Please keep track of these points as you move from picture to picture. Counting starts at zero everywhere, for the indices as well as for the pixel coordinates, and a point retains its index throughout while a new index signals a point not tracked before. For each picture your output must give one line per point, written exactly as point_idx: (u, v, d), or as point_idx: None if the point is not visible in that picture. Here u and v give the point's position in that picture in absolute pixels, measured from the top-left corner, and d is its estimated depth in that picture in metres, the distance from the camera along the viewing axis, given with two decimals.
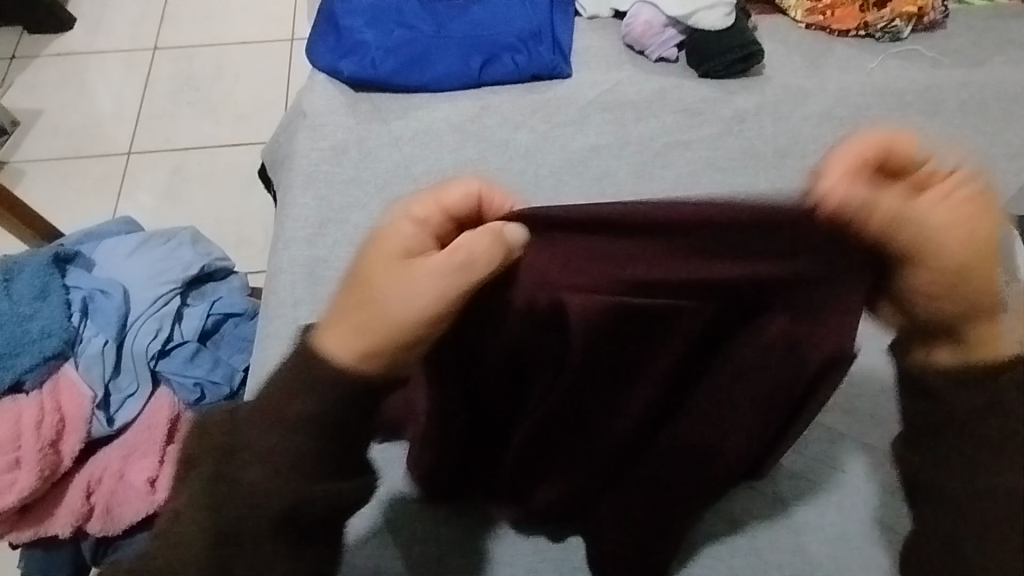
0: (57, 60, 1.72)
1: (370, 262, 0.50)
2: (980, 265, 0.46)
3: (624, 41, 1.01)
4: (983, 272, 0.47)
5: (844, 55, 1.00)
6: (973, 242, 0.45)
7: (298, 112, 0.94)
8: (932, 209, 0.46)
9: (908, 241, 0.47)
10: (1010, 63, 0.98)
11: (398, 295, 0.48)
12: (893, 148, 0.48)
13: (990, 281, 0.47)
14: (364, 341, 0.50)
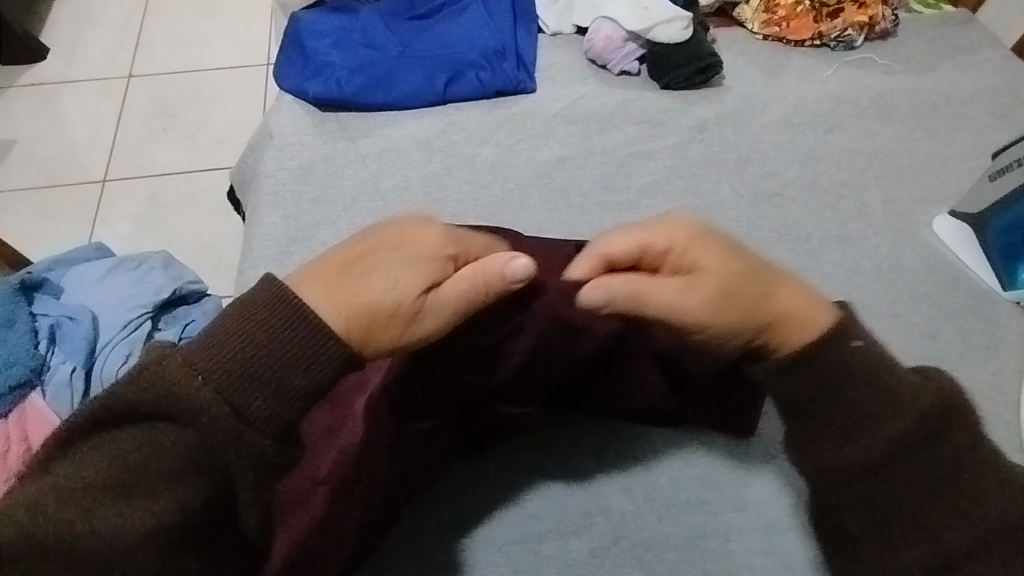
0: (30, 90, 1.71)
1: (401, 230, 0.56)
2: (728, 291, 0.56)
3: (588, 56, 1.03)
4: (766, 284, 0.57)
5: (801, 64, 1.03)
6: (727, 260, 0.57)
7: (265, 133, 0.94)
8: (710, 260, 0.57)
9: (781, 282, 0.58)
10: (959, 67, 1.01)
11: (385, 264, 0.54)
12: (664, 234, 0.58)
13: (777, 297, 0.57)
14: (335, 298, 0.52)
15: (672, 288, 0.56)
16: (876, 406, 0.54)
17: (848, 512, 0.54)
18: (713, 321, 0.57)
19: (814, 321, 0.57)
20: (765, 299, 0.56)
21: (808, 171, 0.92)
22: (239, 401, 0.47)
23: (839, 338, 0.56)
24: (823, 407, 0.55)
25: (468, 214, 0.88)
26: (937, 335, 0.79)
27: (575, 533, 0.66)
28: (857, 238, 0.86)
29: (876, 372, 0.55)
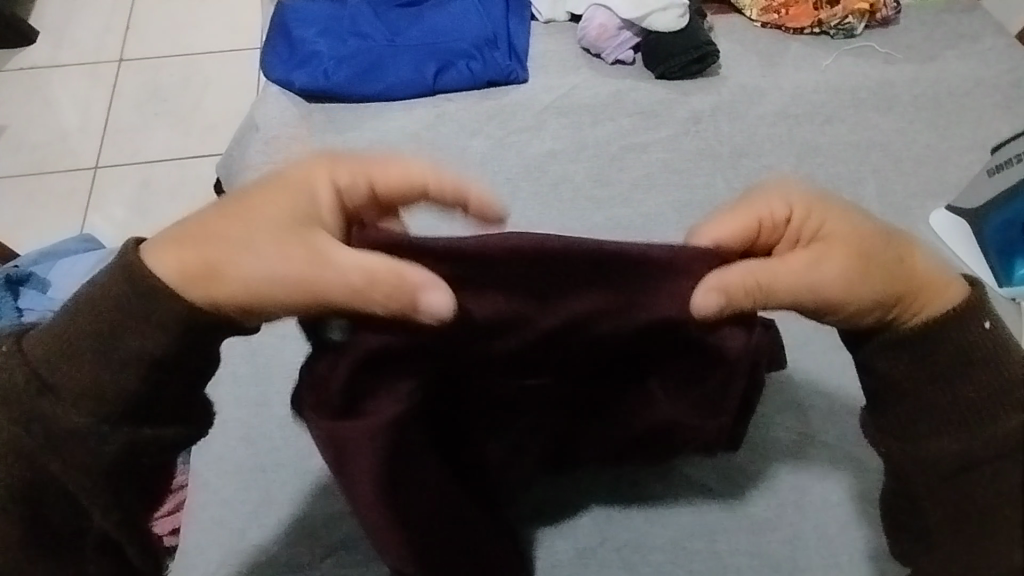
0: (20, 74, 1.68)
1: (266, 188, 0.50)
2: (860, 263, 0.48)
3: (581, 45, 1.00)
4: (885, 263, 0.49)
5: (800, 52, 1.00)
6: (852, 236, 0.49)
7: (251, 124, 0.92)
8: (849, 226, 0.49)
9: (912, 250, 0.51)
10: (962, 57, 0.99)
11: (263, 221, 0.47)
12: (780, 202, 0.51)
13: (897, 269, 0.49)
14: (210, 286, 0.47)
15: (799, 261, 0.48)
16: (980, 402, 0.47)
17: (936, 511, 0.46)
18: (852, 296, 0.48)
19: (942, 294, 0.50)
20: (905, 265, 0.49)
21: (804, 164, 0.90)
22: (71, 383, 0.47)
23: (969, 317, 0.49)
24: (955, 391, 0.47)
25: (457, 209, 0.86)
26: None
27: (559, 533, 0.66)
28: None
29: (987, 361, 0.48)
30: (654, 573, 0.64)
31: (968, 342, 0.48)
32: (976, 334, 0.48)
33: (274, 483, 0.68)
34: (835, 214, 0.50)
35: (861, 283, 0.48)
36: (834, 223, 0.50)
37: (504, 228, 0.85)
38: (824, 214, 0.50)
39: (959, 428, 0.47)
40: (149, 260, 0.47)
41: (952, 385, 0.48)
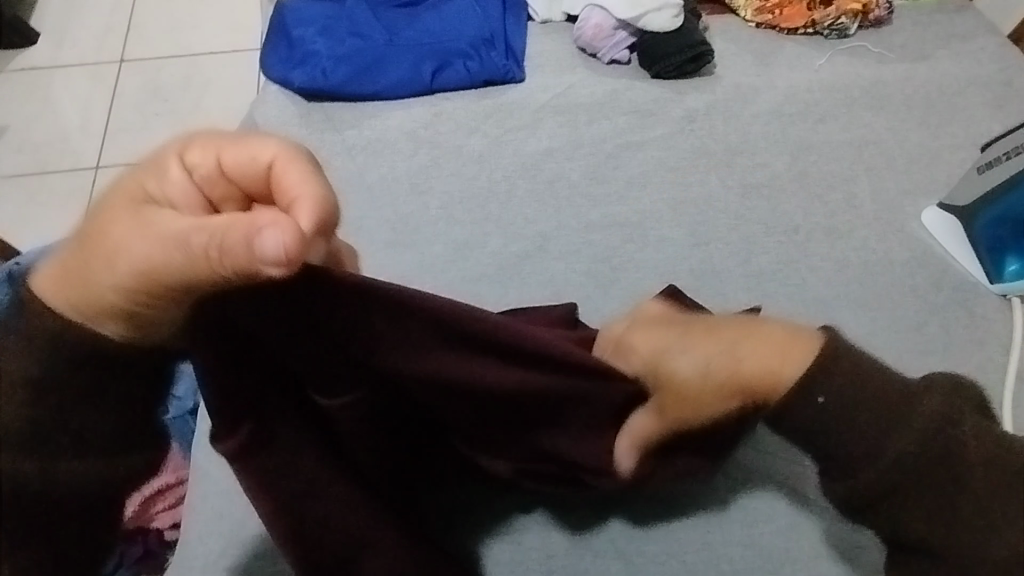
0: (22, 75, 1.70)
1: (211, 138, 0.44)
2: (704, 367, 0.56)
3: (577, 44, 1.01)
4: (745, 333, 0.56)
5: (794, 52, 1.01)
6: (701, 347, 0.57)
7: (251, 123, 0.93)
8: (687, 366, 0.58)
9: (755, 326, 0.56)
10: (954, 56, 1.00)
11: (120, 200, 0.42)
12: (646, 335, 0.62)
13: (743, 351, 0.55)
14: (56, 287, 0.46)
15: (642, 387, 0.61)
16: (871, 427, 0.54)
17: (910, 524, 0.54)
18: (703, 397, 0.57)
19: (800, 350, 0.55)
20: (735, 357, 0.55)
21: (797, 163, 0.91)
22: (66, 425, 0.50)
23: (815, 378, 0.54)
24: (855, 413, 0.54)
25: (454, 207, 0.87)
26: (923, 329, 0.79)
27: (556, 525, 0.67)
28: (845, 231, 0.86)
29: (863, 395, 0.54)
30: (648, 563, 0.65)
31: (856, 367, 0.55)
32: (822, 397, 0.54)
33: None
34: (667, 363, 0.59)
35: (692, 404, 0.58)
36: (675, 356, 0.59)
37: (500, 225, 0.86)
38: (655, 363, 0.60)
39: (870, 450, 0.54)
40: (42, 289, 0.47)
41: (809, 417, 0.55)
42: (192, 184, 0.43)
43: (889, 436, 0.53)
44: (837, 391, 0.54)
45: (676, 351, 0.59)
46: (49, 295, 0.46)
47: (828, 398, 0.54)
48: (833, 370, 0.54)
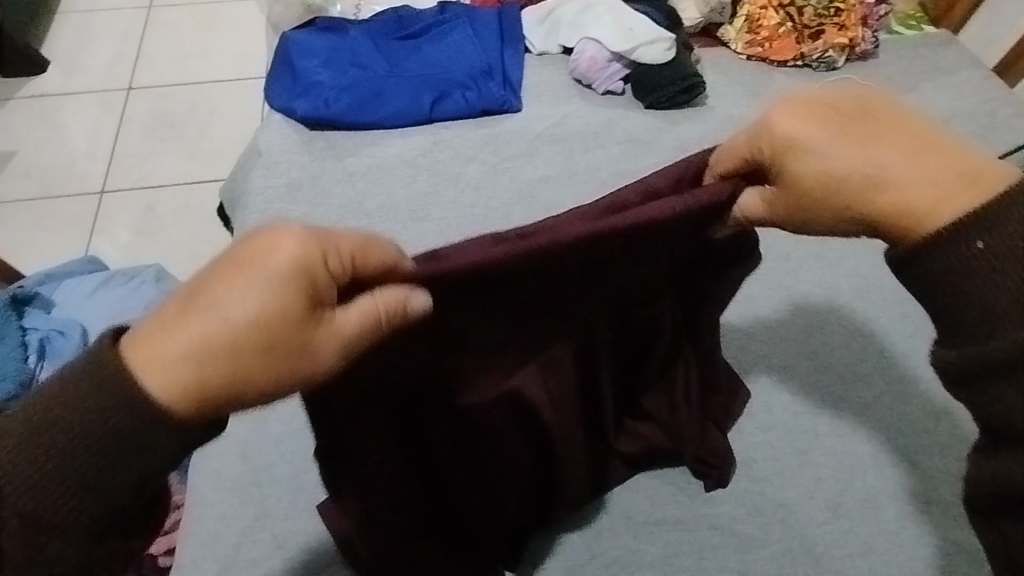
0: (32, 102, 1.73)
1: (251, 241, 0.39)
2: (847, 120, 0.45)
3: (573, 76, 1.04)
4: (888, 133, 0.44)
5: (783, 84, 1.04)
6: (831, 108, 0.45)
7: (254, 150, 0.96)
8: (830, 161, 0.44)
9: (903, 124, 0.44)
10: (939, 89, 1.03)
11: (237, 310, 0.37)
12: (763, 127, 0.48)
13: (880, 148, 0.43)
14: (161, 363, 0.37)
15: (785, 139, 0.46)
16: (989, 304, 0.38)
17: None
18: (849, 166, 0.44)
19: (969, 186, 0.41)
20: (863, 198, 0.44)
21: None
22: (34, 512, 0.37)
23: (992, 216, 0.39)
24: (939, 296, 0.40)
25: (452, 232, 0.89)
26: (912, 354, 0.81)
27: (551, 551, 0.68)
28: (834, 258, 0.89)
29: (1017, 265, 0.37)
30: None
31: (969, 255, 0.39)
32: (973, 254, 0.39)
33: (268, 498, 0.70)
34: (796, 154, 0.45)
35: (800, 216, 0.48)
36: (793, 112, 0.46)
37: None
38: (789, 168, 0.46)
39: (982, 315, 0.39)
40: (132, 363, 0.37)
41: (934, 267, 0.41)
42: (277, 288, 0.38)
43: (974, 290, 0.39)
44: (1006, 237, 0.38)
45: (810, 99, 0.46)
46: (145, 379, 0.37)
47: (972, 260, 0.39)
48: (981, 235, 0.39)
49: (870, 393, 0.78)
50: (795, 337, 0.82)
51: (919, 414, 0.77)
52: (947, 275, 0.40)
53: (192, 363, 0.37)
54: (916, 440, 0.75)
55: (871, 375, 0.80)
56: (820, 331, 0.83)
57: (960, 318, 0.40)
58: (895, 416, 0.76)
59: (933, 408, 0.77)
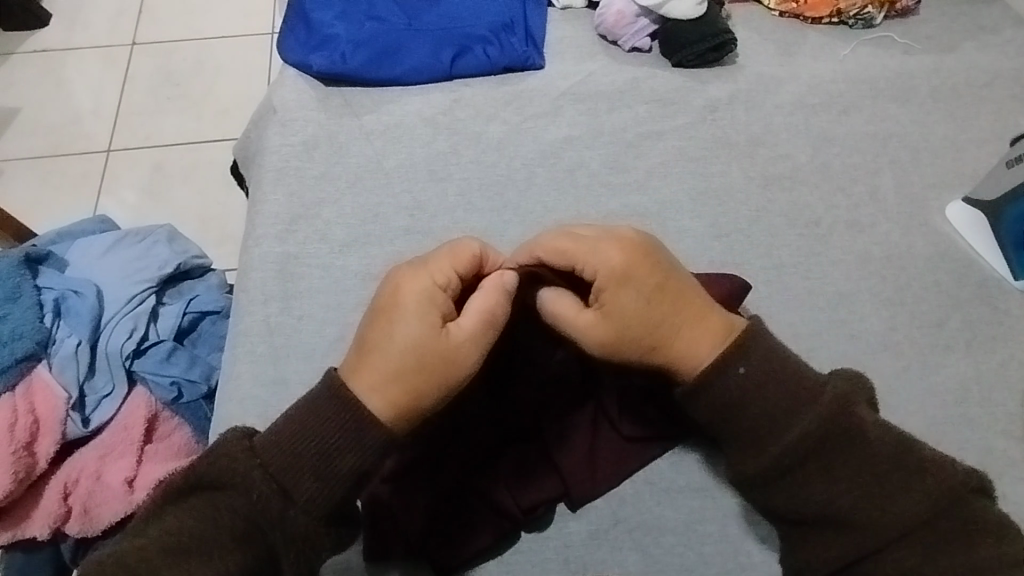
0: (34, 57, 1.69)
1: (388, 300, 0.61)
2: (648, 286, 0.62)
3: (598, 31, 1.00)
4: (681, 303, 0.62)
5: (818, 42, 0.99)
6: (646, 283, 0.62)
7: (268, 107, 0.93)
8: (626, 299, 0.61)
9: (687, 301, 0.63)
10: (982, 48, 0.98)
11: (393, 352, 0.59)
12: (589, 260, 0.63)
13: (682, 326, 0.62)
14: (372, 382, 0.59)
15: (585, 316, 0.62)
16: (761, 417, 0.59)
17: (816, 489, 0.58)
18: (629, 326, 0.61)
19: (719, 341, 0.62)
20: (665, 334, 0.61)
21: (820, 154, 0.90)
22: (289, 487, 0.57)
23: (732, 361, 0.60)
24: (751, 418, 0.60)
25: (474, 194, 0.87)
26: (944, 324, 0.79)
27: (574, 514, 0.69)
28: (868, 224, 0.86)
29: (767, 383, 0.60)
30: (665, 555, 0.67)
31: (754, 374, 0.60)
32: (739, 374, 0.60)
33: None
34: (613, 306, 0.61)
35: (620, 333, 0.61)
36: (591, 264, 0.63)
37: (518, 213, 0.86)
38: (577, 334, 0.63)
39: (794, 440, 0.58)
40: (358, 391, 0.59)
41: (725, 394, 0.60)
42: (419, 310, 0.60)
43: (780, 434, 0.59)
44: (764, 352, 0.61)
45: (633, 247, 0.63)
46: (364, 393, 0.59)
47: (740, 377, 0.60)
48: (742, 364, 0.60)
49: (900, 364, 0.77)
50: (822, 306, 0.80)
51: (948, 385, 0.76)
52: (734, 392, 0.60)
53: (383, 390, 0.58)
54: (944, 411, 0.74)
55: (901, 345, 0.78)
56: (849, 300, 0.81)
57: (751, 431, 0.60)
58: (922, 388, 0.76)
59: (962, 379, 0.76)
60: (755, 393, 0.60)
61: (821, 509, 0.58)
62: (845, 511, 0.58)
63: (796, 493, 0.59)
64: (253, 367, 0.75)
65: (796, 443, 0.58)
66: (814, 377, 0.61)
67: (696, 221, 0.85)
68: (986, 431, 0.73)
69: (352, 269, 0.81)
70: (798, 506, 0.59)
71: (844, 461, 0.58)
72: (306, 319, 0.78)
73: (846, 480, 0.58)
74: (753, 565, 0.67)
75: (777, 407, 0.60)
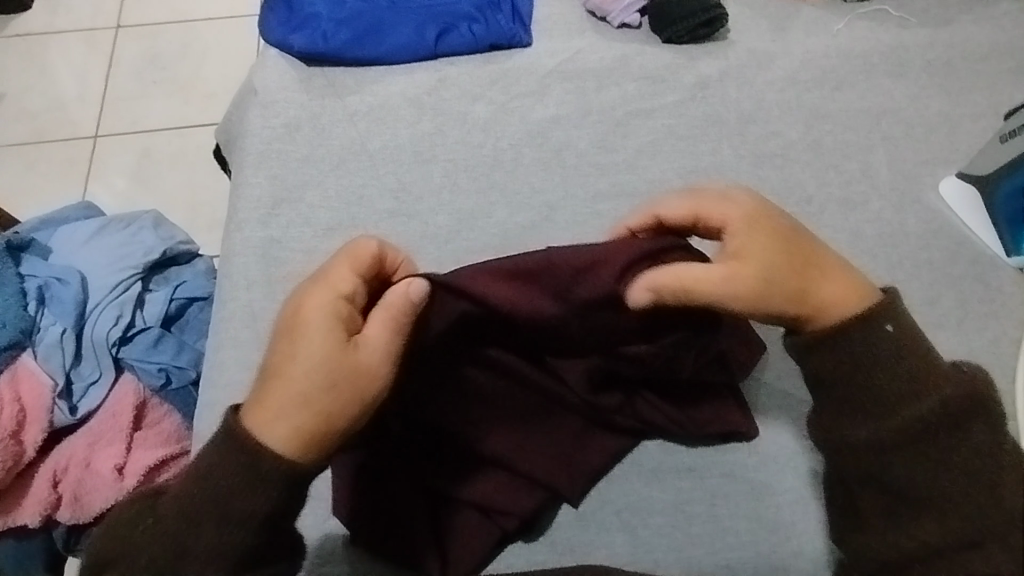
0: (17, 41, 1.66)
1: (290, 315, 0.58)
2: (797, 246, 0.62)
3: (586, 7, 0.98)
4: (810, 262, 0.62)
5: (811, 16, 0.97)
6: (776, 245, 0.61)
7: (249, 89, 0.91)
8: (761, 255, 0.61)
9: (823, 272, 0.62)
10: (978, 21, 0.96)
11: (289, 393, 0.55)
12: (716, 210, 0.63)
13: (823, 283, 0.62)
14: (269, 426, 0.55)
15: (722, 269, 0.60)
16: (895, 392, 0.60)
17: (918, 472, 0.59)
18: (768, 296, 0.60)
19: (860, 301, 0.62)
20: (806, 292, 0.61)
21: (812, 131, 0.89)
22: (189, 540, 0.55)
23: (878, 322, 0.61)
24: (856, 381, 0.61)
25: (459, 175, 0.85)
26: (937, 302, 0.79)
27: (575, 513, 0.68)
28: (860, 202, 0.84)
29: (901, 355, 0.60)
30: (653, 536, 0.67)
31: (881, 349, 0.60)
32: (884, 335, 0.61)
33: None
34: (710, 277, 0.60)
35: (755, 299, 0.60)
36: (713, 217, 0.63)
37: (505, 195, 0.84)
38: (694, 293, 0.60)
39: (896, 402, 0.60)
40: (262, 435, 0.55)
41: (865, 357, 0.61)
42: (314, 325, 0.56)
43: (902, 404, 0.60)
44: (903, 329, 0.61)
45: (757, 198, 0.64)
46: (266, 437, 0.55)
47: (883, 339, 0.61)
48: (889, 323, 0.61)
49: None
50: None
51: None
52: (863, 351, 0.61)
53: (293, 419, 0.55)
54: None
55: None
56: None
57: (872, 395, 0.61)
58: None
59: (954, 358, 0.76)
60: (878, 364, 0.60)
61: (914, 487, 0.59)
62: (930, 488, 0.58)
63: (891, 471, 0.60)
64: (237, 353, 0.74)
65: (911, 421, 0.59)
66: (918, 363, 0.60)
67: None
68: None
69: (336, 253, 0.80)
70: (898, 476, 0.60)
71: (950, 447, 0.58)
72: None
73: (959, 471, 0.58)
74: (741, 545, 0.67)
75: (899, 380, 0.60)
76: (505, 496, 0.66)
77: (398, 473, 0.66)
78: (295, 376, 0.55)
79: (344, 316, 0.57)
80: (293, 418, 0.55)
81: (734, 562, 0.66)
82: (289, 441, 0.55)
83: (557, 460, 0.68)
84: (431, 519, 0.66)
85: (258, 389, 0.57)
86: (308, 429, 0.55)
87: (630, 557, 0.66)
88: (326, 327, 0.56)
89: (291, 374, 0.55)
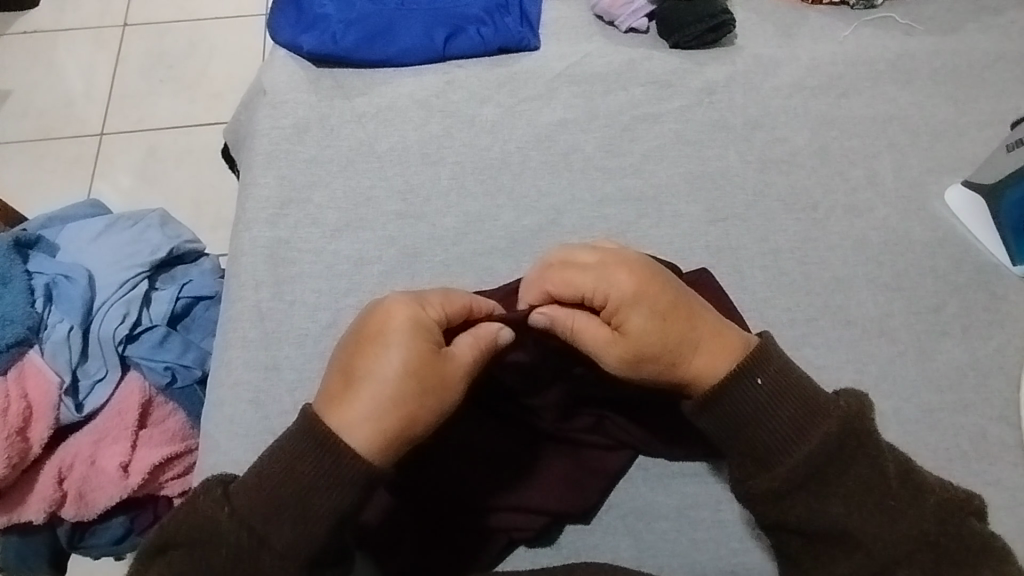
0: (25, 38, 1.66)
1: (373, 321, 0.60)
2: (655, 307, 0.62)
3: (594, 11, 0.98)
4: (693, 321, 0.63)
5: (818, 23, 0.97)
6: (656, 310, 0.62)
7: (258, 89, 0.91)
8: (640, 326, 0.62)
9: (695, 331, 0.62)
10: (985, 29, 0.96)
11: (373, 397, 0.57)
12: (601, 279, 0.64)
13: (695, 341, 0.62)
14: (357, 430, 0.57)
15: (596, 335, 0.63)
16: (774, 437, 0.59)
17: (830, 506, 0.58)
18: (618, 355, 0.63)
19: (728, 357, 0.62)
20: (677, 359, 0.62)
21: (819, 138, 0.89)
22: (264, 531, 0.55)
23: (748, 372, 0.60)
24: (752, 430, 0.60)
25: (467, 177, 0.86)
26: (942, 310, 0.79)
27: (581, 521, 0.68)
28: (865, 209, 0.85)
29: (781, 399, 0.60)
30: (657, 540, 0.67)
31: (766, 394, 0.60)
32: (756, 386, 0.60)
33: None
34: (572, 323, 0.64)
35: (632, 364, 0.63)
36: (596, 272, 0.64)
37: (512, 198, 0.85)
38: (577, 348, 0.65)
39: (780, 442, 0.59)
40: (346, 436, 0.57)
41: (743, 407, 0.60)
42: (406, 336, 0.59)
43: (794, 444, 0.59)
44: (772, 375, 0.60)
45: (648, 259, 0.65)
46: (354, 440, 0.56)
47: (757, 390, 0.60)
48: (759, 374, 0.60)
49: (894, 349, 0.77)
50: (818, 292, 0.80)
51: (944, 372, 0.76)
52: (744, 405, 0.60)
53: (375, 419, 0.57)
54: (939, 397, 0.74)
55: (897, 331, 0.78)
56: (844, 285, 0.80)
57: (760, 442, 0.59)
58: (917, 374, 0.75)
59: (958, 366, 0.76)
60: (771, 403, 0.60)
61: (841, 525, 0.57)
62: (858, 525, 0.57)
63: (793, 509, 0.58)
64: (243, 352, 0.75)
65: (799, 462, 0.58)
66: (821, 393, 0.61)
67: (692, 205, 0.84)
68: (981, 417, 0.73)
69: (343, 255, 0.80)
70: (815, 516, 0.58)
71: (848, 481, 0.58)
72: (297, 305, 0.77)
73: (867, 501, 0.58)
74: (744, 550, 0.67)
75: (786, 426, 0.59)
76: (509, 516, 0.67)
77: (405, 506, 0.67)
78: (381, 380, 0.57)
79: (428, 328, 0.60)
80: (381, 423, 0.57)
81: (736, 567, 0.67)
82: (370, 444, 0.57)
83: (556, 478, 0.68)
84: (446, 543, 0.66)
85: (335, 388, 0.58)
86: (391, 433, 0.57)
87: (635, 562, 0.67)
88: (418, 340, 0.59)
89: (378, 379, 0.57)
